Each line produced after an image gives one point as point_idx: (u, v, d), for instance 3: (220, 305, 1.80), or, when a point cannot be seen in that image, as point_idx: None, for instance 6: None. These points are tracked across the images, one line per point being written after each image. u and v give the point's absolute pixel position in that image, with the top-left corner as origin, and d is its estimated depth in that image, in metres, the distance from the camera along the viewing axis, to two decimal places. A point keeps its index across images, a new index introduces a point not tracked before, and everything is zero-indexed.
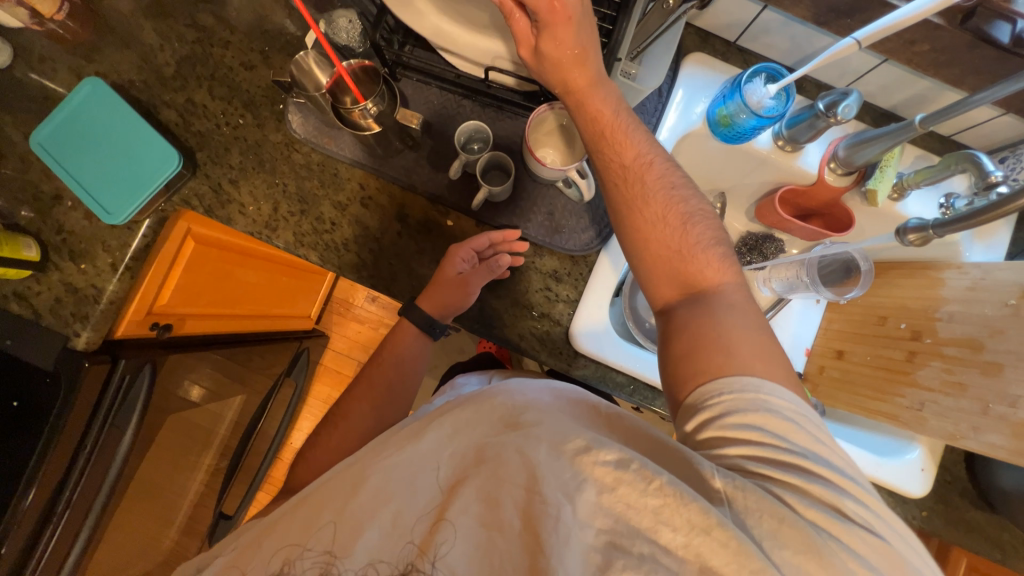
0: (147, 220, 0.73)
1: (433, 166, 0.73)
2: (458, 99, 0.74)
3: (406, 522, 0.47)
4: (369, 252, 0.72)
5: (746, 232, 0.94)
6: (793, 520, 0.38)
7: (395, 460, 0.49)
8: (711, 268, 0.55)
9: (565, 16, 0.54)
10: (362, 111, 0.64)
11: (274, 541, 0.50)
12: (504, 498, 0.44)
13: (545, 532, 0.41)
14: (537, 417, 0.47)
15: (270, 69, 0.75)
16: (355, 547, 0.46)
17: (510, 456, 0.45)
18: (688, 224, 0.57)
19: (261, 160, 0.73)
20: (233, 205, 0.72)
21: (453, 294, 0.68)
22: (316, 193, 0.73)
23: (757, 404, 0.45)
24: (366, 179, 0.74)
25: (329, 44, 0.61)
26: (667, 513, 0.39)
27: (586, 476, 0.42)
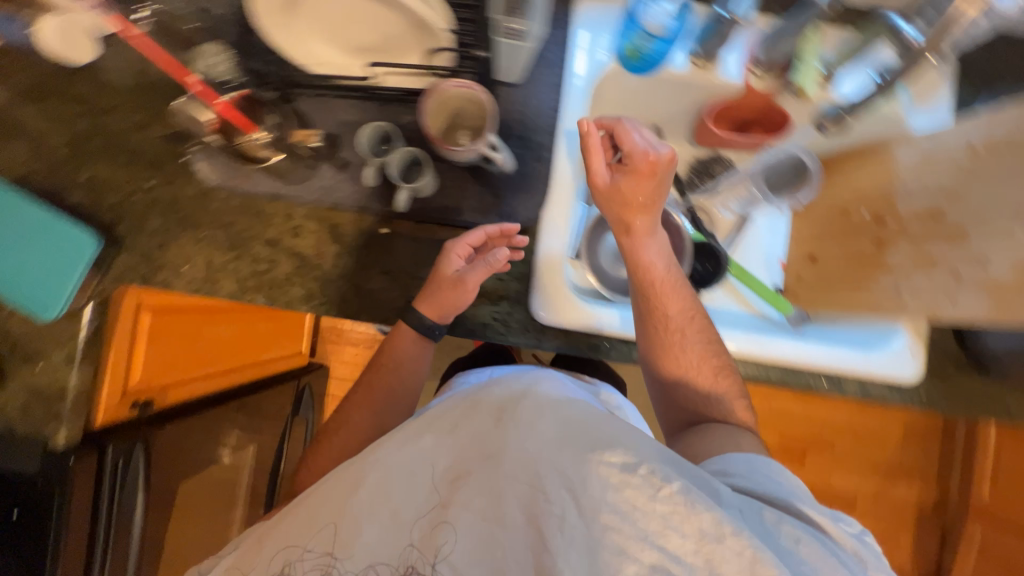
0: (88, 305, 0.72)
1: (353, 179, 0.71)
2: (358, 106, 0.72)
3: (403, 520, 0.46)
4: (316, 286, 0.71)
5: (692, 161, 0.87)
6: (808, 542, 0.45)
7: (393, 461, 0.49)
8: (705, 362, 0.66)
9: (654, 169, 0.61)
10: (256, 142, 0.68)
11: (270, 550, 0.49)
12: (507, 497, 0.44)
13: (550, 532, 0.42)
14: (541, 410, 0.49)
15: (162, 121, 0.72)
16: (355, 543, 0.46)
17: (515, 453, 0.46)
18: (720, 377, 0.66)
19: (182, 217, 0.71)
20: (167, 268, 0.71)
21: (451, 294, 0.66)
22: (247, 237, 0.71)
23: (763, 470, 0.54)
24: (293, 212, 0.72)
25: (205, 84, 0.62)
26: (680, 533, 0.41)
27: (596, 468, 0.43)
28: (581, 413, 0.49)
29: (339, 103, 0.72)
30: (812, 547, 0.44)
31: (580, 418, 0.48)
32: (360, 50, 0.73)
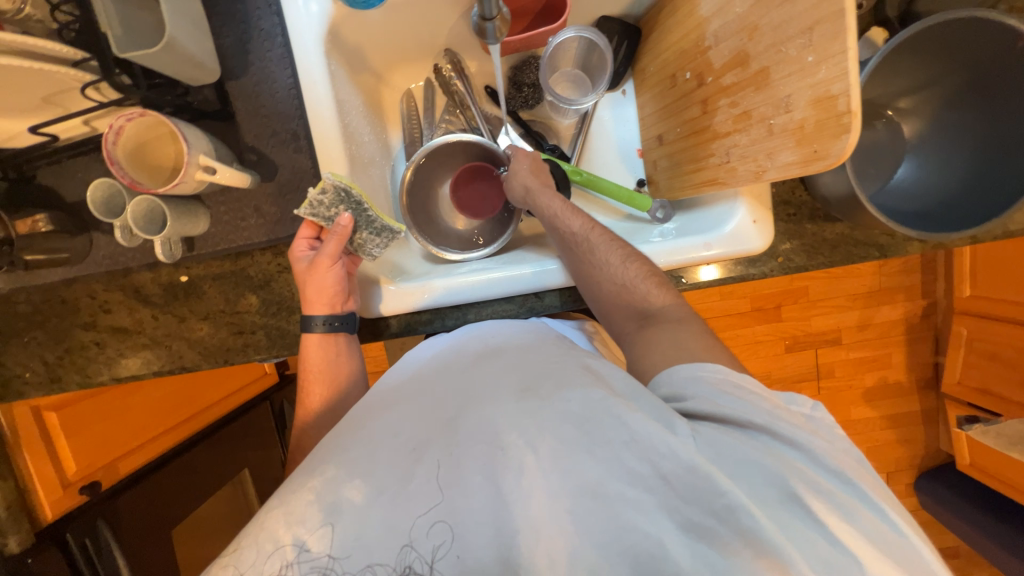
0: (50, 351, 0.78)
1: (274, 223, 0.72)
2: (278, 146, 0.71)
3: (378, 465, 0.47)
4: (256, 333, 0.77)
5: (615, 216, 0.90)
6: (821, 497, 0.42)
7: (374, 419, 0.52)
8: (653, 293, 0.63)
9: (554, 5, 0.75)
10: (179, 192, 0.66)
11: (251, 533, 0.46)
12: (469, 453, 0.45)
13: (507, 480, 0.43)
14: (513, 358, 0.55)
15: (78, 169, 0.71)
16: (353, 516, 0.44)
17: (476, 413, 0.48)
18: (629, 262, 0.66)
19: (136, 281, 0.76)
20: (126, 324, 0.77)
21: (314, 278, 0.68)
22: (186, 283, 0.76)
23: (706, 379, 0.50)
24: (226, 262, 0.76)
25: (151, 138, 0.63)
26: (619, 472, 0.43)
27: (556, 409, 0.46)
28: (552, 359, 0.54)
29: (258, 141, 0.71)
30: (751, 483, 0.43)
31: (550, 363, 0.53)
32: (286, 91, 0.70)
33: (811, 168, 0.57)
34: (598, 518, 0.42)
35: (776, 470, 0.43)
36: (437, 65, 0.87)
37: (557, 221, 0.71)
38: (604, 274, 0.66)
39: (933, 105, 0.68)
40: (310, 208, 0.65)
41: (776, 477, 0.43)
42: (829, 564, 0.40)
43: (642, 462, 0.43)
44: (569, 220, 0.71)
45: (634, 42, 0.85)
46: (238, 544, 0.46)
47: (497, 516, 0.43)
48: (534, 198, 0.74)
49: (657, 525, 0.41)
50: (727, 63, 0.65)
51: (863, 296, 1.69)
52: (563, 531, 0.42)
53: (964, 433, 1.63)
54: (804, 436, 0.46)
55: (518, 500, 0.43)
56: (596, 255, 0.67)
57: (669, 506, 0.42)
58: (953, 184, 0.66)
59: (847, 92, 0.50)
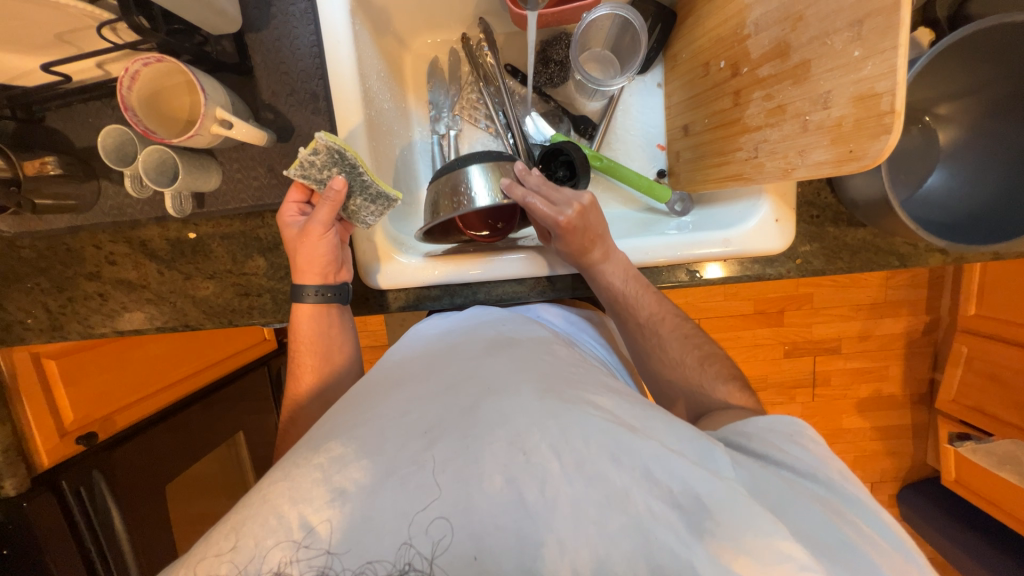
0: (53, 299, 0.77)
1: (287, 185, 0.71)
2: (295, 106, 0.69)
3: (388, 450, 0.44)
4: (262, 296, 0.76)
5: (629, 205, 0.89)
6: (863, 539, 0.42)
7: (384, 401, 0.50)
8: (735, 396, 0.65)
9: None
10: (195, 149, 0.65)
11: (250, 507, 0.43)
12: (489, 451, 0.43)
13: (526, 482, 0.42)
14: (528, 355, 0.55)
15: (85, 113, 0.68)
16: (358, 497, 0.42)
17: (496, 405, 0.46)
18: (706, 364, 0.68)
19: (143, 234, 0.75)
20: (131, 278, 0.76)
21: (307, 245, 0.66)
22: (193, 241, 0.75)
23: (756, 428, 0.53)
24: (236, 221, 0.75)
25: (169, 84, 0.61)
26: (648, 489, 0.42)
27: (578, 417, 0.45)
28: (569, 369, 0.54)
29: (276, 99, 0.69)
30: (795, 520, 0.42)
31: (568, 372, 0.53)
32: (308, 48, 0.68)
33: (844, 169, 0.56)
34: (624, 533, 0.40)
35: (818, 513, 0.43)
36: (466, 34, 0.85)
37: (620, 303, 0.70)
38: (678, 368, 0.69)
39: (971, 114, 0.67)
40: (301, 170, 0.62)
41: (812, 513, 0.43)
42: None
43: (672, 480, 0.42)
44: (636, 305, 0.70)
45: (668, 26, 0.83)
46: (236, 521, 0.43)
47: (516, 521, 0.40)
48: (598, 276, 0.70)
49: (686, 546, 0.40)
50: (765, 54, 0.63)
51: (867, 307, 1.69)
52: (586, 541, 0.40)
53: (953, 449, 1.64)
54: (841, 487, 0.47)
55: (540, 509, 0.41)
56: (667, 351, 0.70)
57: (695, 527, 0.41)
58: (985, 197, 0.65)
59: (893, 91, 0.49)
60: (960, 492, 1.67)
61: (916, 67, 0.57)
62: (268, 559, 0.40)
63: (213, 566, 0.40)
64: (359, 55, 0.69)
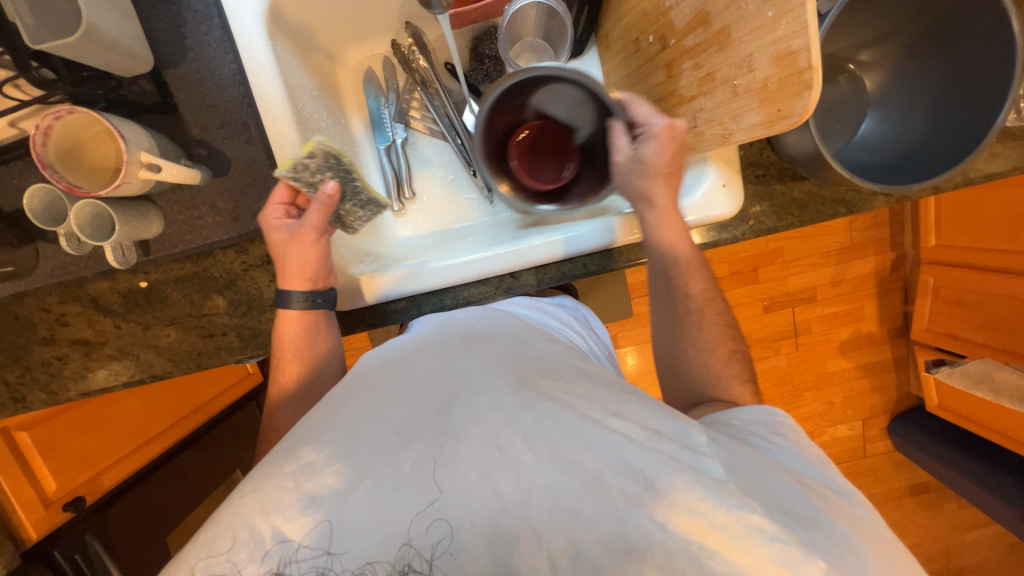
0: (9, 370, 0.75)
1: (234, 219, 0.69)
2: (228, 138, 0.67)
3: (365, 455, 0.44)
4: (227, 334, 0.75)
5: None
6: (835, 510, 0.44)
7: (353, 402, 0.49)
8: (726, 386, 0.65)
9: None
10: (127, 202, 0.63)
11: (222, 523, 0.43)
12: (463, 448, 0.43)
13: (500, 475, 0.42)
14: (502, 349, 0.55)
15: (7, 175, 0.65)
16: (333, 503, 0.42)
17: (468, 402, 0.46)
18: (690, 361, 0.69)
19: (91, 290, 0.72)
20: (87, 336, 0.74)
21: (296, 251, 0.65)
22: (146, 289, 0.73)
23: (735, 418, 0.55)
24: (187, 263, 0.73)
25: (86, 134, 0.59)
26: (619, 475, 0.42)
27: (551, 406, 0.45)
28: (542, 359, 0.54)
29: (206, 133, 0.67)
30: (768, 491, 0.43)
31: (542, 363, 0.53)
32: (231, 78, 0.66)
33: (776, 127, 0.57)
34: (598, 515, 0.41)
35: (791, 485, 0.45)
36: (396, 40, 0.82)
37: (671, 269, 0.68)
38: (694, 341, 0.68)
39: (891, 57, 0.70)
40: (292, 172, 0.62)
41: (786, 486, 0.45)
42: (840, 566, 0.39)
43: (643, 460, 0.42)
44: (676, 266, 0.68)
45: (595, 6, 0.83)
46: (208, 535, 0.43)
47: (493, 512, 0.41)
48: (654, 227, 0.67)
49: (661, 528, 0.40)
50: (688, 24, 0.63)
51: (835, 253, 1.73)
52: (562, 526, 0.41)
53: (932, 375, 1.71)
54: (822, 471, 0.48)
55: (516, 500, 0.41)
56: (690, 318, 0.68)
57: (671, 507, 0.41)
58: (914, 136, 0.67)
59: (807, 47, 0.50)
60: (945, 415, 1.74)
61: (829, 20, 0.58)
62: (248, 570, 0.40)
63: (213, 569, 0.41)
64: (285, 76, 0.67)
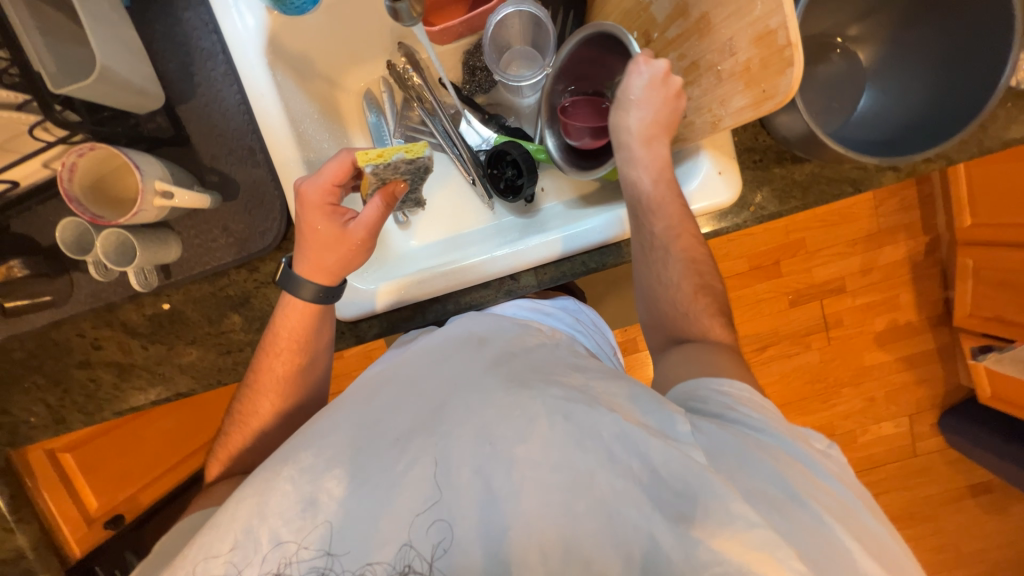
0: (50, 395, 0.80)
1: (245, 239, 0.73)
2: (236, 163, 0.72)
3: (361, 457, 0.45)
4: (244, 350, 0.78)
5: (579, 192, 0.88)
6: (828, 504, 0.41)
7: (348, 405, 0.50)
8: None
9: None
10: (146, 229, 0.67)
11: (222, 526, 0.44)
12: (457, 445, 0.44)
13: (495, 471, 0.42)
14: (499, 350, 0.52)
15: (44, 212, 0.72)
16: (332, 508, 0.43)
17: (461, 402, 0.46)
18: None
19: (119, 314, 0.77)
20: (117, 358, 0.79)
21: (346, 249, 0.65)
22: (169, 311, 0.77)
23: (719, 388, 0.50)
24: (205, 284, 0.77)
25: (107, 169, 0.64)
26: (609, 469, 0.41)
27: (545, 397, 0.45)
28: (539, 357, 0.52)
29: (216, 161, 0.71)
30: (752, 480, 0.41)
31: (536, 360, 0.51)
32: (237, 107, 0.71)
33: (762, 110, 0.56)
34: (585, 512, 0.40)
35: (775, 470, 0.42)
36: (390, 61, 0.86)
37: (670, 241, 0.64)
38: (670, 292, 0.65)
39: (884, 30, 0.68)
40: (380, 169, 0.63)
41: (776, 476, 0.42)
42: (830, 559, 0.38)
43: (633, 455, 0.41)
44: (656, 213, 0.65)
45: (580, 11, 0.84)
46: (207, 538, 0.44)
47: (483, 511, 0.41)
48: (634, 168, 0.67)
49: (647, 518, 0.39)
50: (669, 16, 0.64)
51: (861, 240, 1.66)
52: (551, 521, 0.40)
53: (981, 364, 1.59)
54: (814, 459, 0.45)
55: (506, 496, 0.41)
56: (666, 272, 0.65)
57: (656, 500, 0.40)
58: (918, 107, 0.65)
59: (785, 25, 0.49)
60: (1001, 406, 1.62)
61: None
62: (249, 570, 0.42)
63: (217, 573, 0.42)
64: (287, 101, 0.71)
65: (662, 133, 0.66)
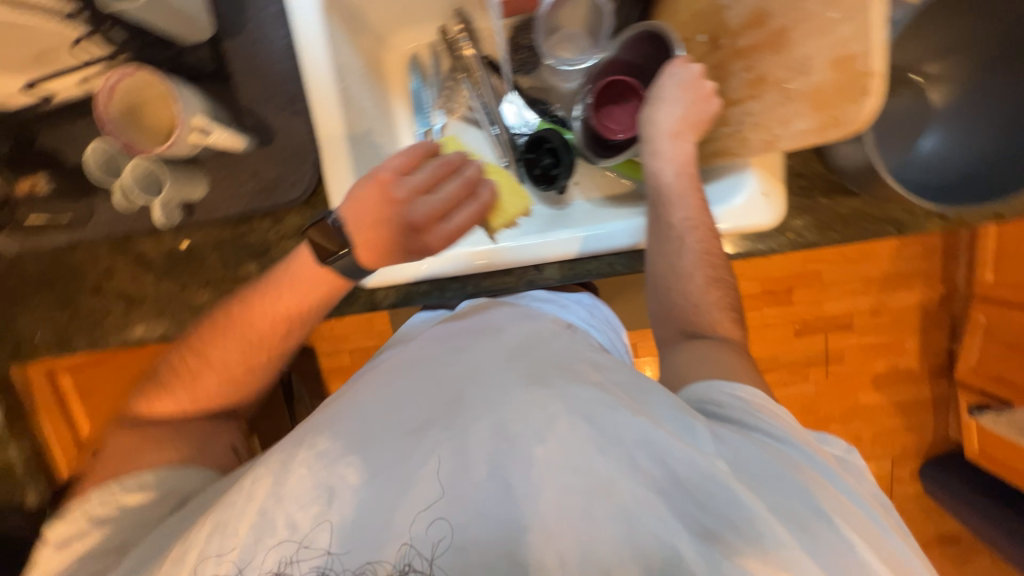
0: (57, 315, 0.79)
1: (274, 189, 0.71)
2: (276, 110, 0.70)
3: (376, 444, 0.45)
4: None
5: (613, 190, 0.87)
6: (849, 517, 0.43)
7: (363, 393, 0.50)
8: None
9: None
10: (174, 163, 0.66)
11: (232, 505, 0.44)
12: (473, 440, 0.43)
13: (512, 469, 0.42)
14: (517, 341, 0.53)
15: (75, 129, 0.70)
16: (347, 495, 0.43)
17: (478, 394, 0.46)
18: None
19: (136, 246, 0.76)
20: (128, 289, 0.78)
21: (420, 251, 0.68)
22: (188, 250, 0.76)
23: (732, 390, 0.51)
24: (226, 228, 0.75)
25: (144, 95, 0.62)
26: (631, 477, 0.41)
27: (570, 389, 0.45)
28: (556, 350, 0.52)
29: (256, 104, 0.70)
30: (775, 496, 0.43)
31: (556, 356, 0.51)
32: (286, 52, 0.69)
33: (827, 135, 0.55)
34: (608, 520, 0.40)
35: (798, 482, 0.44)
36: (444, 26, 0.83)
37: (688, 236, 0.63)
38: (682, 283, 0.63)
39: (963, 71, 0.66)
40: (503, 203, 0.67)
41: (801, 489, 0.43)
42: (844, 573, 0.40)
43: (656, 463, 0.42)
44: (673, 204, 0.64)
45: (647, 5, 0.81)
46: (213, 521, 0.44)
47: (504, 509, 0.41)
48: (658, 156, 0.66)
49: (669, 528, 0.40)
50: (743, 24, 0.61)
51: (879, 280, 1.64)
52: (571, 528, 0.40)
53: (975, 420, 1.59)
54: (834, 471, 0.47)
55: (526, 493, 0.41)
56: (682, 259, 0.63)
57: (679, 508, 0.41)
58: (981, 157, 0.63)
59: (871, 53, 0.48)
60: (984, 464, 1.62)
61: None
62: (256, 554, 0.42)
63: (214, 569, 0.42)
64: (335, 53, 0.69)
65: (688, 129, 0.65)
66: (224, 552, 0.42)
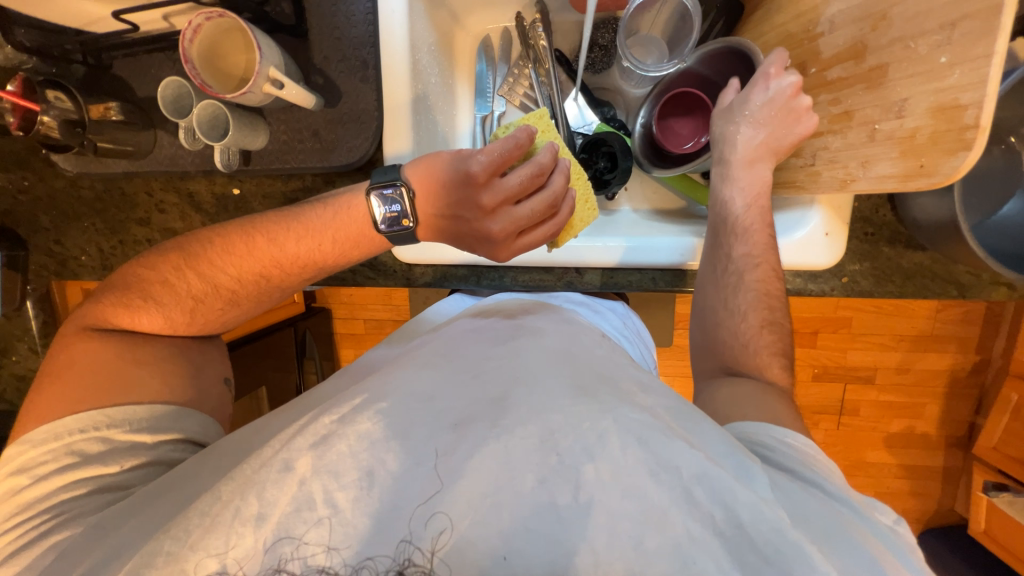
0: (106, 240, 0.81)
1: (330, 150, 0.72)
2: (345, 72, 0.70)
3: (414, 430, 0.44)
4: None
5: (663, 205, 0.85)
6: None
7: (403, 375, 0.50)
8: None
9: None
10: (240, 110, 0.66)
11: (255, 472, 0.42)
12: (519, 447, 0.41)
13: (558, 485, 0.39)
14: (560, 350, 0.53)
15: (151, 62, 0.71)
16: (386, 484, 0.40)
17: (525, 398, 0.45)
18: None
19: (189, 185, 0.77)
20: (175, 226, 0.80)
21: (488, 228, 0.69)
22: (238, 198, 0.77)
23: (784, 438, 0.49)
24: (279, 182, 0.76)
25: (223, 39, 0.62)
26: (685, 512, 0.38)
27: (621, 410, 0.43)
28: (602, 365, 0.52)
29: (327, 63, 0.70)
30: (843, 559, 0.38)
31: (601, 369, 0.51)
32: (364, 16, 0.68)
33: (909, 185, 0.52)
34: (657, 556, 0.36)
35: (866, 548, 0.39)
36: (521, 13, 0.81)
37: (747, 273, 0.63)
38: (728, 320, 0.63)
39: None
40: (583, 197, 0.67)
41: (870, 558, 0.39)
42: None
43: (716, 504, 0.39)
44: (738, 235, 0.65)
45: (732, 19, 0.78)
46: (222, 492, 0.42)
47: (546, 526, 0.38)
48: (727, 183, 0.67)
49: None
50: (838, 55, 0.59)
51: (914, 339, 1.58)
52: (619, 558, 0.36)
53: (987, 497, 1.53)
54: (900, 547, 0.42)
55: (572, 514, 0.38)
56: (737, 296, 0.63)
57: (739, 558, 0.37)
58: None
59: (980, 104, 0.45)
60: (985, 543, 1.56)
61: None
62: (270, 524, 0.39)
63: (218, 550, 0.38)
64: (413, 24, 0.68)
65: (767, 155, 0.65)
66: (242, 514, 0.39)
